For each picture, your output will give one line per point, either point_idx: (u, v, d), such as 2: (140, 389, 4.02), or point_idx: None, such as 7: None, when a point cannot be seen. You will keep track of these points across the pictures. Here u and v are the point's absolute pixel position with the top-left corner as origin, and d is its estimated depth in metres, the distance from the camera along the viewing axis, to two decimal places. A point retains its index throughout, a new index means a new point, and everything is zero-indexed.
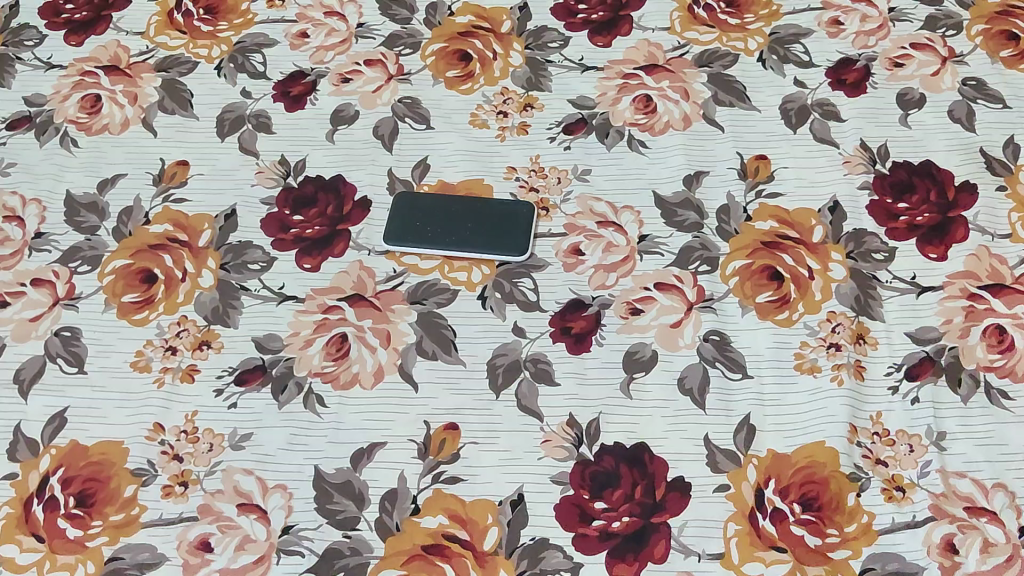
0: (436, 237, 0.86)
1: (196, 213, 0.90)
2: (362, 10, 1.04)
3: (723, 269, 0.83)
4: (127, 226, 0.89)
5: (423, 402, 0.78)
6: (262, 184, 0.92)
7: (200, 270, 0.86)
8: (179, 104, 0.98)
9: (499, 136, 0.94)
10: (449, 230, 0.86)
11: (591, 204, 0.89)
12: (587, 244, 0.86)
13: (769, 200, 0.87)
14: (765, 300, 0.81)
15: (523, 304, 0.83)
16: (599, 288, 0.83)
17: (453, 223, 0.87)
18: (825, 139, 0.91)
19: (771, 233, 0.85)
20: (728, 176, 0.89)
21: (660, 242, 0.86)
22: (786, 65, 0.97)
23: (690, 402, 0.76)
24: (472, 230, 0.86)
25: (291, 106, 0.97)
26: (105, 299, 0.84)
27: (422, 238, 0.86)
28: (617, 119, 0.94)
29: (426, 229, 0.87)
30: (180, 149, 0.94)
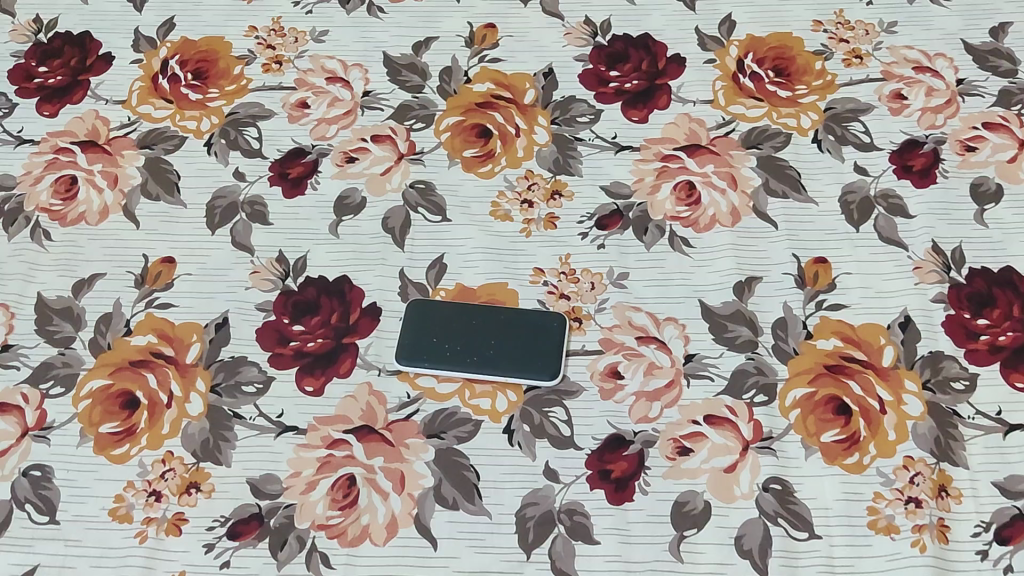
0: (457, 358, 0.76)
1: (183, 322, 0.80)
2: (369, 75, 0.94)
3: (782, 400, 0.73)
4: (105, 337, 0.79)
5: (443, 563, 0.68)
6: (258, 286, 0.82)
7: (188, 393, 0.76)
8: (165, 188, 0.87)
9: (525, 230, 0.84)
10: (471, 348, 0.76)
11: (630, 314, 0.79)
12: (626, 364, 0.76)
13: (831, 313, 0.78)
14: (831, 440, 0.72)
15: (556, 441, 0.73)
16: (641, 421, 0.73)
17: (474, 339, 0.77)
18: (892, 239, 0.81)
19: (834, 354, 0.75)
20: (784, 283, 0.79)
21: (709, 363, 0.76)
22: (844, 147, 0.86)
23: (750, 568, 0.67)
24: (497, 349, 0.76)
25: (290, 190, 0.87)
26: (80, 429, 0.75)
27: (441, 358, 0.76)
28: (657, 211, 0.84)
29: (444, 347, 0.77)
30: (165, 243, 0.84)
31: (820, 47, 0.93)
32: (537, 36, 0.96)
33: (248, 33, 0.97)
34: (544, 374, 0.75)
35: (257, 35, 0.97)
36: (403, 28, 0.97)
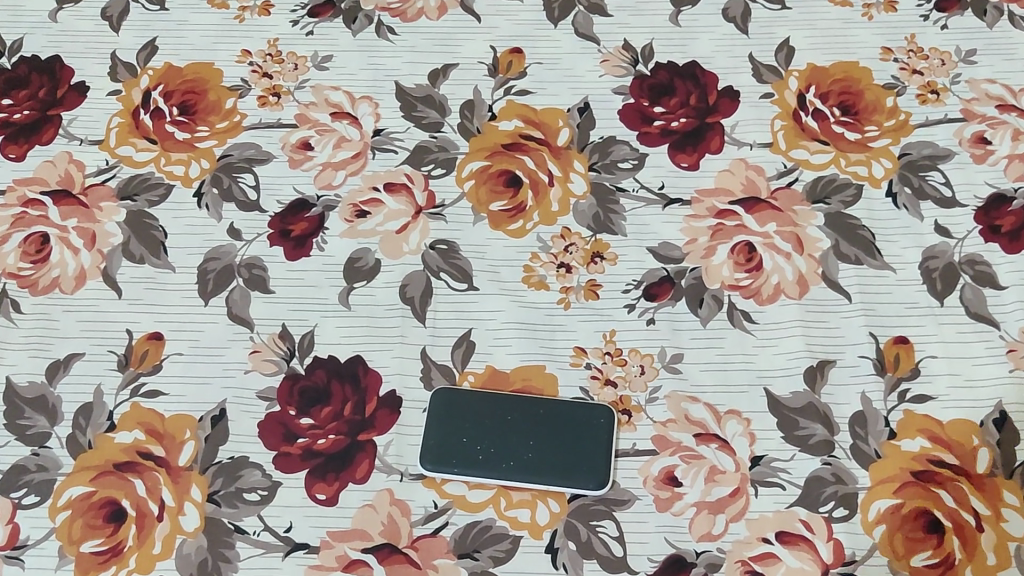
0: (491, 462, 0.66)
1: (174, 415, 0.70)
2: (380, 110, 0.83)
3: (865, 514, 0.64)
4: (84, 433, 0.69)
5: None
6: (259, 369, 0.72)
7: (182, 503, 0.66)
8: (150, 249, 0.77)
9: (563, 301, 0.74)
10: (506, 451, 0.67)
11: (686, 406, 0.69)
12: (684, 468, 0.67)
13: (916, 406, 0.68)
14: (922, 565, 0.63)
15: (606, 563, 0.64)
16: (704, 538, 0.64)
17: (510, 438, 0.67)
18: (981, 315, 0.71)
19: (922, 457, 0.66)
20: (861, 369, 0.70)
21: (780, 467, 0.66)
22: (922, 202, 0.76)
23: None
24: (535, 452, 0.67)
25: (293, 251, 0.76)
26: (58, 547, 0.65)
27: (472, 462, 0.66)
28: (713, 278, 0.74)
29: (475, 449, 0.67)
30: (152, 315, 0.74)
31: (891, 79, 0.82)
32: (570, 63, 0.85)
33: (240, 59, 0.85)
34: (590, 480, 0.66)
35: (251, 61, 0.85)
36: (417, 53, 0.86)
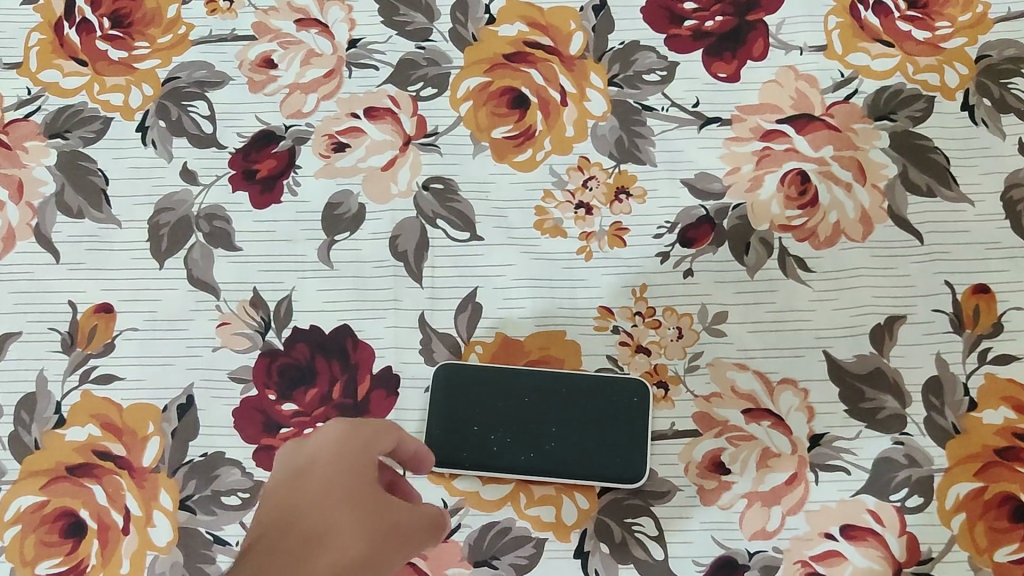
0: (507, 455, 0.57)
1: (134, 405, 0.59)
2: (354, 15, 0.69)
3: (942, 501, 0.56)
4: (29, 431, 0.59)
5: None
6: (230, 344, 0.61)
7: (150, 512, 0.57)
8: (89, 199, 0.64)
9: (583, 249, 0.63)
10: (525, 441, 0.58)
11: (732, 375, 0.59)
12: (732, 452, 0.57)
13: (999, 369, 0.59)
14: (1007, 559, 0.54)
15: (645, 568, 0.55)
16: (758, 536, 0.56)
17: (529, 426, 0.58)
18: None
19: (1006, 431, 0.57)
20: (934, 325, 0.60)
21: (843, 448, 0.57)
22: (1004, 117, 0.64)
23: None
24: (558, 440, 0.57)
25: (259, 196, 0.64)
26: (10, 569, 0.56)
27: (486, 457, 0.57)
28: (760, 218, 0.62)
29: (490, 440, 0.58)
30: (98, 282, 0.62)
31: None
32: None
33: None
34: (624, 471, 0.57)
35: None
36: None
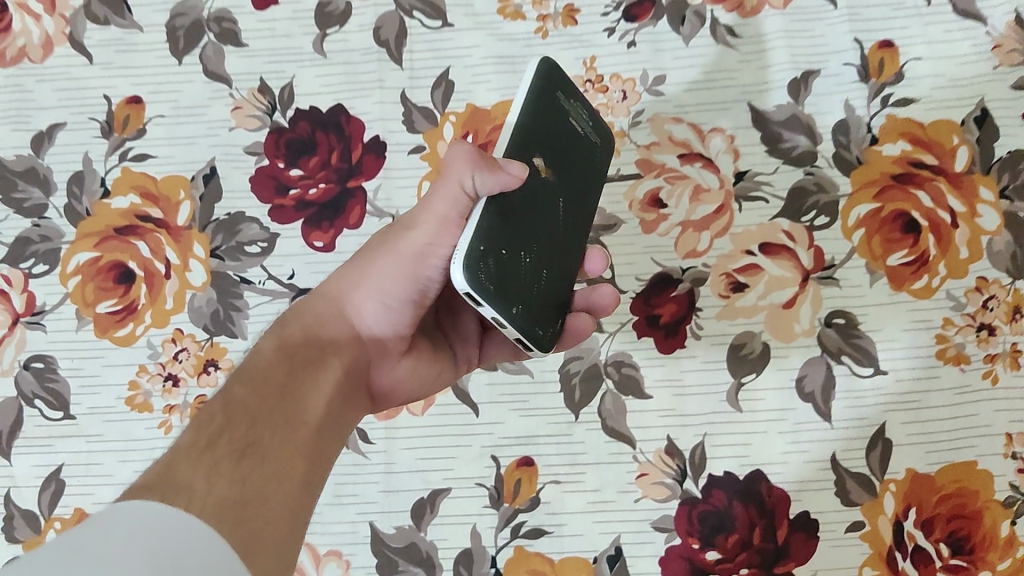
0: (537, 280, 0.52)
1: (167, 176, 0.71)
2: None
3: (845, 220, 0.66)
4: (81, 202, 0.70)
5: (488, 429, 0.65)
6: (244, 125, 0.71)
7: (187, 260, 0.69)
8: (113, 8, 0.74)
9: (540, 30, 0.72)
10: (524, 270, 0.51)
11: (669, 128, 0.69)
12: (669, 190, 0.68)
13: (899, 111, 0.68)
14: (898, 263, 0.65)
15: (596, 285, 0.67)
16: (690, 256, 0.67)
17: (513, 284, 0.50)
18: (969, 13, 0.69)
19: (902, 161, 0.67)
20: (845, 77, 0.69)
21: (763, 182, 0.67)
22: None
23: (813, 411, 0.63)
24: (523, 229, 0.51)
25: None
26: (76, 310, 0.68)
27: (544, 289, 0.53)
28: None
29: (505, 317, 0.50)
30: (127, 79, 0.73)
31: None
32: None
33: None
34: (524, 119, 0.53)
35: None
36: None
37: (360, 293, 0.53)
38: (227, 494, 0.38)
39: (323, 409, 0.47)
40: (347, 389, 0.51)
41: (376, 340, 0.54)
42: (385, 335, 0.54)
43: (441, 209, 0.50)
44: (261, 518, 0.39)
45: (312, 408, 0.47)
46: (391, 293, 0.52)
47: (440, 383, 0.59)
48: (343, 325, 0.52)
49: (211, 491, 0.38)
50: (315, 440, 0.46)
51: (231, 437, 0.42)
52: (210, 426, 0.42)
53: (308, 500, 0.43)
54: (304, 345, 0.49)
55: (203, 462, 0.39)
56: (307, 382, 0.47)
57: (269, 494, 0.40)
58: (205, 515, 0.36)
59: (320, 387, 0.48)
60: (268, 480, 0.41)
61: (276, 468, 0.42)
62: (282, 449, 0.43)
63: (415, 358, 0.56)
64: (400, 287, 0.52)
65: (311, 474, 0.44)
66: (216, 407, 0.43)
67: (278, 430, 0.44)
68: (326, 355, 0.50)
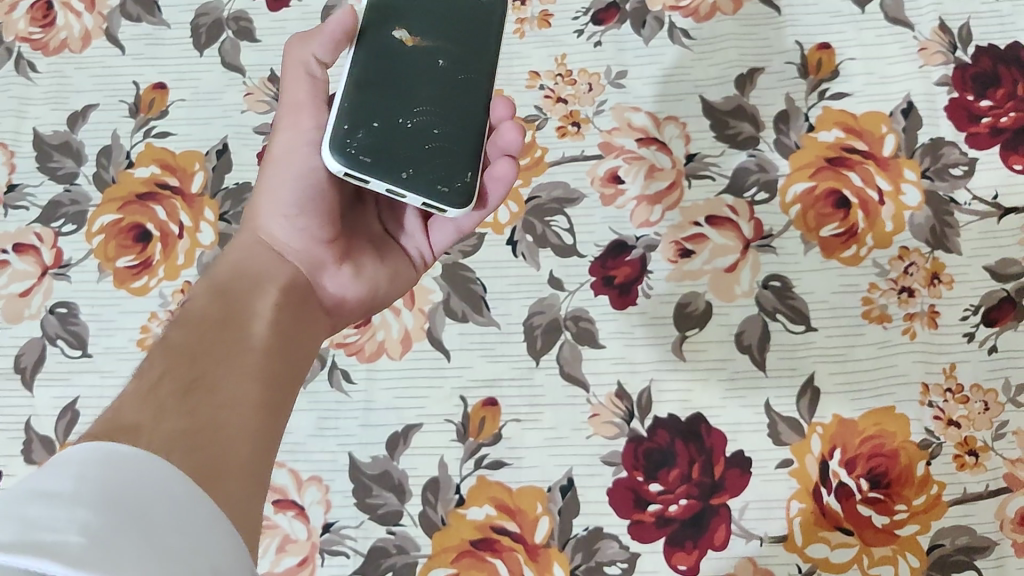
0: (436, 137, 0.56)
1: (184, 150, 0.80)
2: None
3: (783, 197, 0.74)
4: (108, 171, 0.80)
5: (457, 373, 0.72)
6: (254, 109, 0.81)
7: (198, 223, 0.77)
8: (146, 9, 0.85)
9: (518, 31, 0.81)
10: (411, 136, 0.55)
11: (629, 115, 0.77)
12: (626, 168, 0.76)
13: (834, 103, 0.76)
14: (830, 235, 0.73)
15: (559, 250, 0.74)
16: (643, 225, 0.74)
17: (404, 150, 0.55)
18: (898, 20, 0.77)
19: (835, 146, 0.75)
20: (786, 74, 0.77)
21: (711, 163, 0.75)
22: None
23: (750, 361, 0.70)
24: (395, 99, 0.56)
25: (274, 3, 0.84)
26: (98, 264, 0.77)
27: (448, 140, 0.56)
28: (655, 2, 0.80)
29: (394, 182, 0.54)
30: (155, 68, 0.83)
31: None
32: None
33: None
34: (372, 13, 0.58)
35: None
36: None
37: (266, 217, 0.58)
38: (179, 426, 0.40)
39: (266, 332, 0.50)
40: (291, 310, 0.53)
41: (304, 255, 0.57)
42: (309, 248, 0.58)
43: (299, 97, 0.57)
44: (218, 441, 0.41)
45: (255, 334, 0.49)
46: (288, 203, 0.57)
47: (385, 285, 0.62)
48: (266, 252, 0.57)
49: (159, 422, 0.39)
50: (264, 364, 0.48)
51: (173, 372, 0.43)
52: (151, 373, 0.43)
53: (268, 417, 0.45)
54: (235, 284, 0.53)
55: (154, 408, 0.40)
56: (244, 313, 0.50)
57: (221, 415, 0.42)
58: (159, 446, 0.38)
59: (259, 320, 0.50)
60: (220, 407, 0.43)
61: (222, 389, 0.44)
62: (228, 374, 0.45)
63: (353, 266, 0.60)
64: (294, 191, 0.56)
65: (264, 393, 0.46)
66: (157, 355, 0.45)
67: (219, 358, 0.46)
68: (257, 284, 0.54)
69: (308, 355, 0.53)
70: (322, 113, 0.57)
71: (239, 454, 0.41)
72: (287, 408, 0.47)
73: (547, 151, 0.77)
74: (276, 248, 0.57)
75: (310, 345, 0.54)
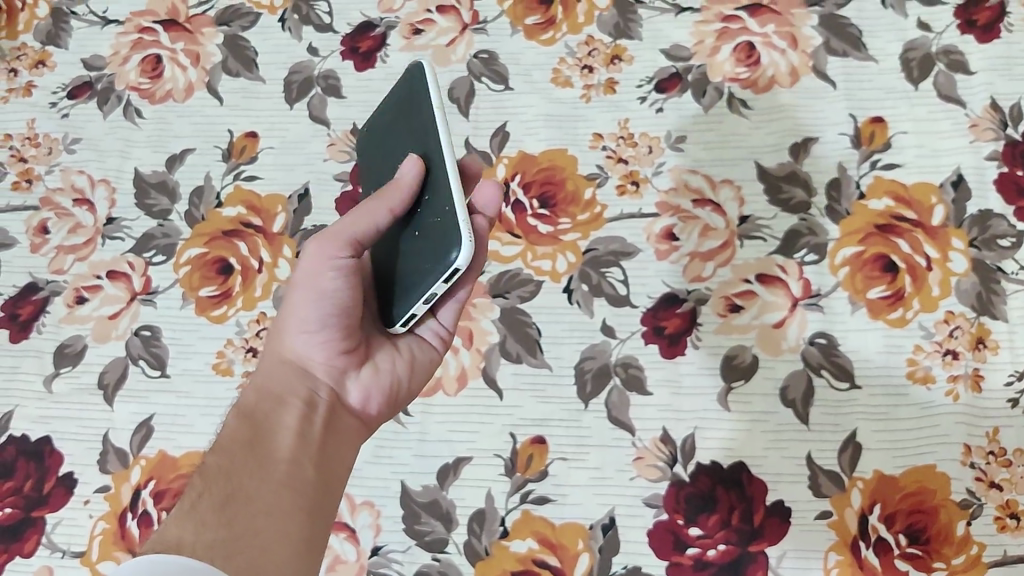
0: (411, 242, 0.59)
1: (269, 193, 0.86)
2: None
3: (832, 259, 0.76)
4: (198, 209, 0.86)
5: (509, 410, 0.75)
6: (336, 158, 0.87)
7: (276, 259, 0.83)
8: (244, 65, 0.92)
9: (584, 96, 0.86)
10: (425, 233, 0.58)
11: (685, 177, 0.81)
12: (681, 226, 0.80)
13: (885, 173, 0.79)
14: (877, 297, 0.75)
15: (613, 300, 0.78)
16: (695, 280, 0.78)
17: (428, 245, 0.57)
18: (950, 97, 0.80)
19: (885, 213, 0.77)
20: (840, 144, 0.81)
21: (763, 225, 0.79)
22: (908, 2, 0.84)
23: (793, 415, 0.72)
24: (427, 190, 0.58)
25: (361, 64, 0.90)
26: (183, 293, 0.83)
27: (402, 249, 0.60)
28: (716, 73, 0.84)
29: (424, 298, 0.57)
30: (248, 119, 0.90)
31: None
32: None
33: None
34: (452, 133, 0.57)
35: None
36: None
37: (290, 335, 0.60)
38: (215, 540, 0.45)
39: (294, 443, 0.54)
40: (320, 421, 0.57)
41: (328, 366, 0.60)
42: (331, 360, 0.60)
43: (334, 229, 0.58)
44: (255, 550, 0.46)
45: (282, 445, 0.53)
46: (308, 321, 0.59)
47: (408, 375, 0.63)
48: (292, 370, 0.60)
49: (197, 539, 0.45)
50: (294, 473, 0.52)
51: (208, 493, 0.49)
52: (191, 496, 0.49)
53: (302, 525, 0.50)
54: (262, 403, 0.57)
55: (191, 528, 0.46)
56: (273, 427, 0.55)
57: (252, 528, 0.47)
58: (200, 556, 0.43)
59: (284, 434, 0.54)
60: (253, 518, 0.48)
61: (254, 504, 0.49)
62: (260, 488, 0.50)
63: (374, 366, 0.62)
64: (315, 313, 0.58)
65: (297, 501, 0.51)
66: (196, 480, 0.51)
67: (251, 475, 0.51)
68: (280, 400, 0.57)
69: (342, 463, 0.57)
70: (353, 245, 0.58)
71: (274, 561, 0.46)
72: (324, 514, 0.52)
73: (606, 208, 0.81)
74: (302, 364, 0.60)
75: (343, 450, 0.57)
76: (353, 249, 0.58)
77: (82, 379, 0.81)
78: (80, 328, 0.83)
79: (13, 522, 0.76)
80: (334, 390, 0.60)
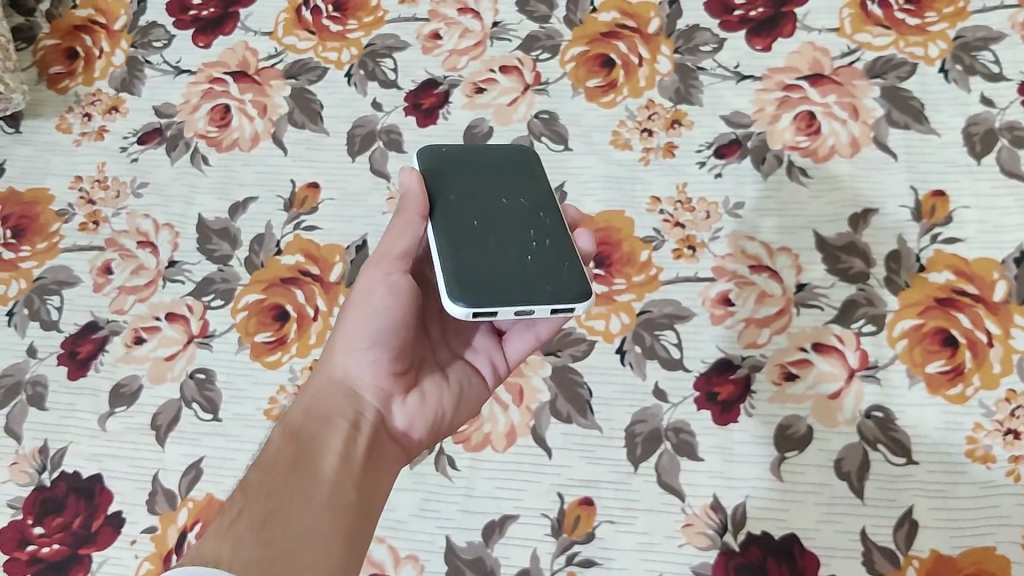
0: (512, 262, 0.60)
1: (328, 243, 0.87)
2: (498, 6, 0.96)
3: (890, 331, 0.76)
4: (258, 256, 0.87)
5: (558, 470, 0.75)
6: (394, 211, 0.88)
7: (332, 308, 0.84)
8: (310, 117, 0.94)
9: (643, 159, 0.86)
10: (545, 264, 0.60)
11: (742, 244, 0.81)
12: (737, 292, 0.79)
13: (946, 247, 0.78)
14: (936, 371, 0.73)
15: (665, 362, 0.77)
16: (749, 346, 0.77)
17: (552, 276, 0.60)
18: (1013, 173, 0.80)
19: (945, 287, 0.76)
20: (900, 216, 0.80)
21: (820, 293, 0.78)
22: (971, 77, 0.84)
23: (848, 488, 0.71)
24: (552, 238, 0.62)
25: (423, 120, 0.92)
26: (239, 338, 0.84)
27: (495, 261, 0.60)
28: (775, 141, 0.85)
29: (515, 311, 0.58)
30: (310, 169, 0.91)
31: None
32: None
33: None
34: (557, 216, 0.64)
35: None
36: None
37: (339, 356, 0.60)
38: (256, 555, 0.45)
39: (339, 463, 0.54)
40: (364, 441, 0.57)
41: (376, 388, 0.60)
42: (380, 381, 0.60)
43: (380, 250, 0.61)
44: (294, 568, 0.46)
45: (326, 467, 0.53)
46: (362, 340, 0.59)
47: (452, 409, 0.64)
48: (340, 390, 0.59)
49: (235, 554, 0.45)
50: (336, 495, 0.52)
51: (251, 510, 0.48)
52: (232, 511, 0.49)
53: (341, 547, 0.50)
54: (308, 422, 0.56)
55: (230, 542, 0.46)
56: (319, 446, 0.54)
57: (292, 545, 0.47)
58: None
59: (330, 455, 0.54)
60: (295, 535, 0.48)
61: (297, 522, 0.49)
62: (303, 508, 0.50)
63: (420, 395, 0.62)
64: (366, 328, 0.59)
65: (339, 523, 0.51)
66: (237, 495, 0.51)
67: (294, 494, 0.50)
68: (328, 419, 0.56)
69: (382, 487, 0.56)
70: (399, 262, 0.61)
71: None
72: (363, 540, 0.52)
73: (662, 271, 0.81)
74: (349, 385, 0.59)
75: (383, 476, 0.57)
76: (394, 265, 0.61)
77: (136, 419, 0.82)
78: (136, 368, 0.84)
79: (58, 558, 0.77)
80: (379, 413, 0.59)
